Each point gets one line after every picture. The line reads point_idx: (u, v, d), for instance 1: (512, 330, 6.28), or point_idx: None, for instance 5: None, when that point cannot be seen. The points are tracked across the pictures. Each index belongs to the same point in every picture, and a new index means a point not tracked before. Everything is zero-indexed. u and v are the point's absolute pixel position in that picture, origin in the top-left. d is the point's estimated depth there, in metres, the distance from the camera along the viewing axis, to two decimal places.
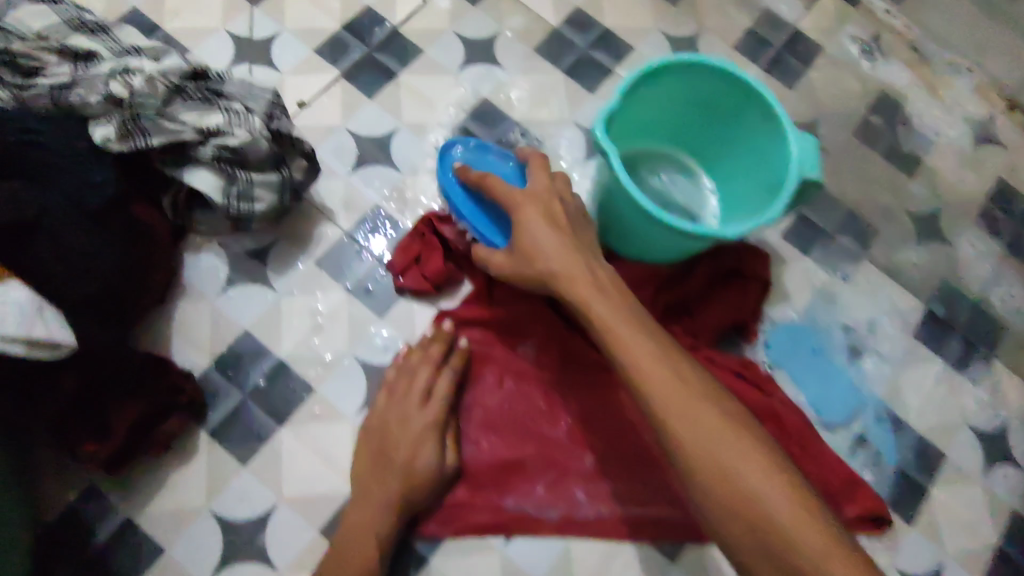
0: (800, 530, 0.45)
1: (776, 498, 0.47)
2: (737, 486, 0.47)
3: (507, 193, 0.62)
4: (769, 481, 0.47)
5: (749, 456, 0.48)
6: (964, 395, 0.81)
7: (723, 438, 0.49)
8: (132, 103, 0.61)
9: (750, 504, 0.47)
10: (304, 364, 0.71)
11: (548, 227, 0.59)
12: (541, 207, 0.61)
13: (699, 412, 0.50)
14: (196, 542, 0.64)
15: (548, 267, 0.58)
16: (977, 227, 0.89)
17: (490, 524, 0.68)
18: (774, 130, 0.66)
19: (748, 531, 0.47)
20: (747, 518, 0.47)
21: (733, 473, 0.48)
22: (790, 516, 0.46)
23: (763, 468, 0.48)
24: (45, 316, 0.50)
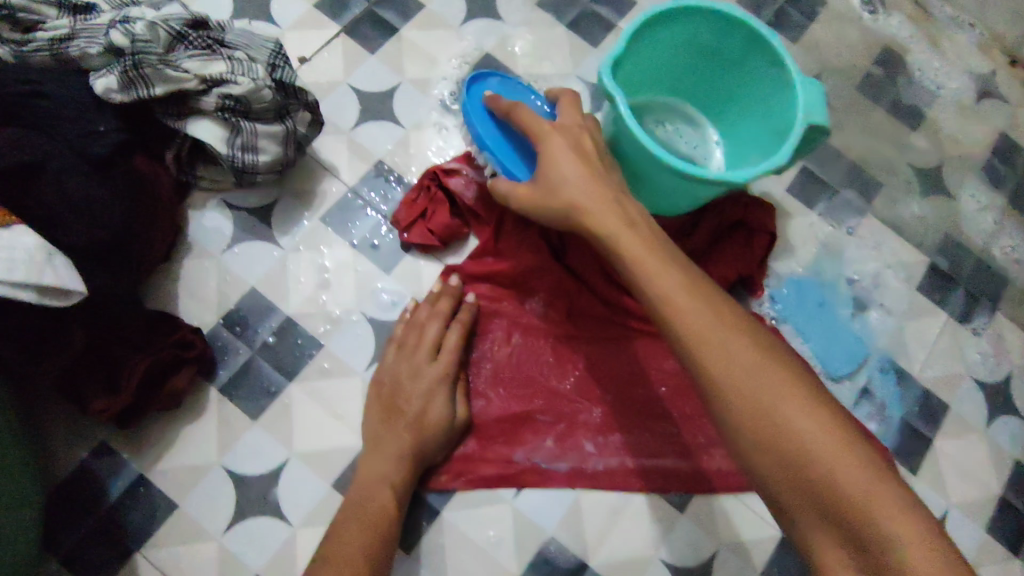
0: (822, 444, 0.42)
1: (797, 413, 0.43)
2: (757, 402, 0.44)
3: (535, 123, 0.59)
4: (791, 396, 0.44)
5: (771, 371, 0.45)
6: (967, 346, 0.82)
7: (759, 370, 0.45)
8: (133, 50, 0.59)
9: (769, 419, 0.44)
10: (312, 321, 0.70)
11: (574, 158, 0.56)
12: (570, 140, 0.58)
13: (732, 343, 0.46)
14: (208, 497, 0.64)
15: (571, 198, 0.55)
16: (980, 181, 0.89)
17: (500, 476, 0.68)
18: (779, 76, 0.66)
19: (766, 447, 0.43)
20: (784, 453, 0.43)
21: (769, 407, 0.44)
22: (812, 432, 0.43)
23: (785, 383, 0.44)
24: (54, 262, 0.49)
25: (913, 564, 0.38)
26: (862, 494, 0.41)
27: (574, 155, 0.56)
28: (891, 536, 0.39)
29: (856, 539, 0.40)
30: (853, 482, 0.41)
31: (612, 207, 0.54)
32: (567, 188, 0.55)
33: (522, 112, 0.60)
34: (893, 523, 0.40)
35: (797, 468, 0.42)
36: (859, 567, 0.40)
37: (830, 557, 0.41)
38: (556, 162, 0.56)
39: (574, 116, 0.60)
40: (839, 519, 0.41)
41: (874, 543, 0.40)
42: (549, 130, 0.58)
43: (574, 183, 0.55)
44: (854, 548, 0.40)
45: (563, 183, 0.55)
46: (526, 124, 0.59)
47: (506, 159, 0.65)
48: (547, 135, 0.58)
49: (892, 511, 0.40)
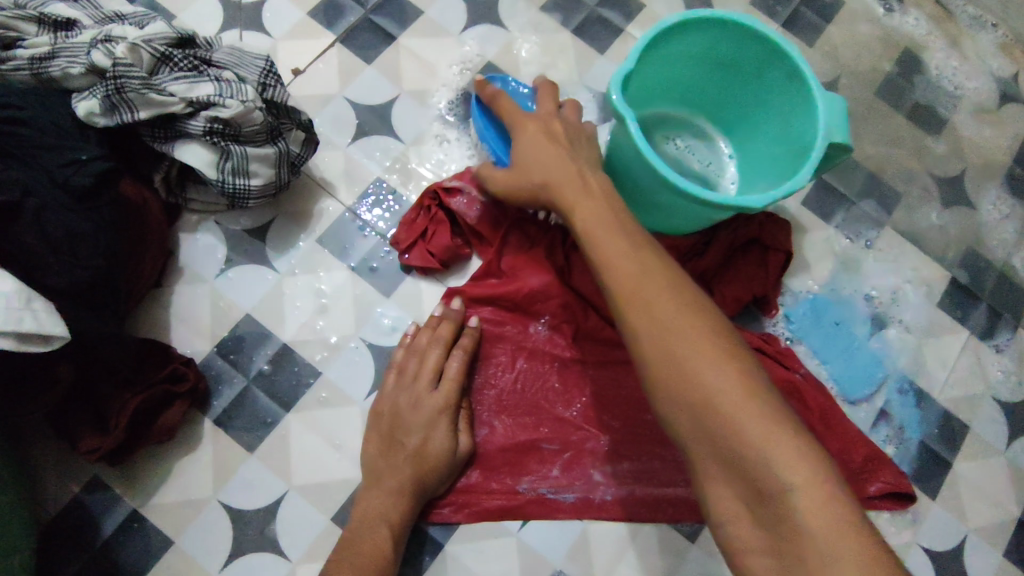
0: (727, 394, 0.41)
1: (707, 363, 0.42)
2: (671, 353, 0.43)
3: (511, 113, 0.60)
4: (705, 347, 0.43)
5: (688, 322, 0.44)
6: (988, 365, 0.79)
7: (676, 320, 0.44)
8: (115, 73, 0.55)
9: (681, 372, 0.43)
10: (309, 347, 0.68)
11: (543, 141, 0.56)
12: (541, 126, 0.58)
13: (654, 294, 0.45)
14: (204, 534, 0.63)
15: (541, 177, 0.55)
16: (1003, 190, 0.85)
17: (505, 508, 0.66)
18: (799, 91, 0.62)
19: (678, 399, 0.43)
20: (690, 401, 0.42)
21: (680, 357, 0.43)
22: (722, 384, 0.42)
23: (701, 337, 0.43)
24: (33, 305, 0.46)
25: (805, 515, 0.38)
26: (763, 445, 0.40)
27: (544, 138, 0.57)
28: (787, 485, 0.39)
29: (754, 488, 0.40)
30: (754, 433, 0.40)
31: (569, 173, 0.54)
32: (537, 169, 0.56)
33: (503, 102, 0.61)
34: (790, 471, 0.39)
35: (705, 420, 0.42)
36: (756, 517, 0.40)
37: (729, 507, 0.41)
38: (526, 146, 0.57)
39: (550, 105, 0.60)
40: (740, 469, 0.40)
41: (769, 491, 0.39)
42: (524, 120, 0.59)
43: (541, 160, 0.56)
44: (752, 498, 0.40)
45: (531, 163, 0.56)
46: (503, 113, 0.60)
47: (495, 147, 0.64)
48: (521, 124, 0.58)
49: (790, 461, 0.39)
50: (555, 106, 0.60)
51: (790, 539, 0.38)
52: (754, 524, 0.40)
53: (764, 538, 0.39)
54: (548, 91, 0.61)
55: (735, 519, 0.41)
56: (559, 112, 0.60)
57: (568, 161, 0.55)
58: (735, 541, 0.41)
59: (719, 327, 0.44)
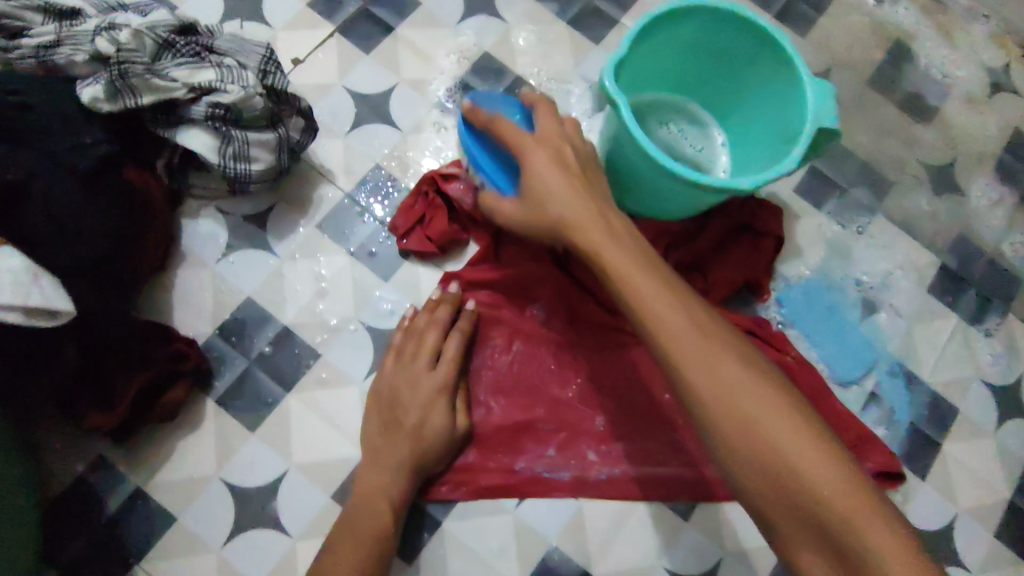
0: (800, 457, 0.42)
1: (776, 426, 0.43)
2: (738, 416, 0.44)
3: (516, 136, 0.57)
4: (771, 406, 0.44)
5: (751, 383, 0.45)
6: (978, 348, 0.80)
7: (737, 381, 0.45)
8: (119, 59, 0.57)
9: (750, 432, 0.44)
10: (309, 330, 0.69)
11: (558, 174, 0.54)
12: (551, 152, 0.56)
13: (714, 356, 0.46)
14: (207, 511, 0.64)
15: (560, 213, 0.53)
16: (993, 178, 0.87)
17: (502, 486, 0.67)
18: (788, 77, 0.63)
19: (751, 464, 0.43)
20: (764, 467, 0.43)
21: (748, 421, 0.44)
22: (791, 442, 0.43)
23: (762, 395, 0.44)
24: (41, 282, 0.48)
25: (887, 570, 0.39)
26: (844, 508, 0.41)
27: (556, 167, 0.55)
28: (866, 543, 0.40)
29: (834, 545, 0.41)
30: (830, 493, 0.41)
31: (596, 219, 0.52)
32: (554, 205, 0.53)
33: (503, 126, 0.58)
34: (873, 533, 0.40)
35: (778, 479, 0.43)
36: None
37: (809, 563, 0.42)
38: (539, 176, 0.55)
39: (553, 122, 0.58)
40: (818, 527, 0.41)
41: (853, 551, 0.40)
42: (531, 144, 0.56)
43: (561, 198, 0.53)
44: (833, 555, 0.41)
45: (549, 200, 0.54)
46: (505, 138, 0.58)
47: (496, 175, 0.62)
48: (529, 150, 0.56)
49: (866, 518, 0.40)
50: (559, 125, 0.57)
51: None
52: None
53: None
54: (550, 108, 0.59)
55: (812, 572, 0.42)
56: (565, 132, 0.57)
57: (586, 198, 0.53)
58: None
59: (776, 381, 0.46)
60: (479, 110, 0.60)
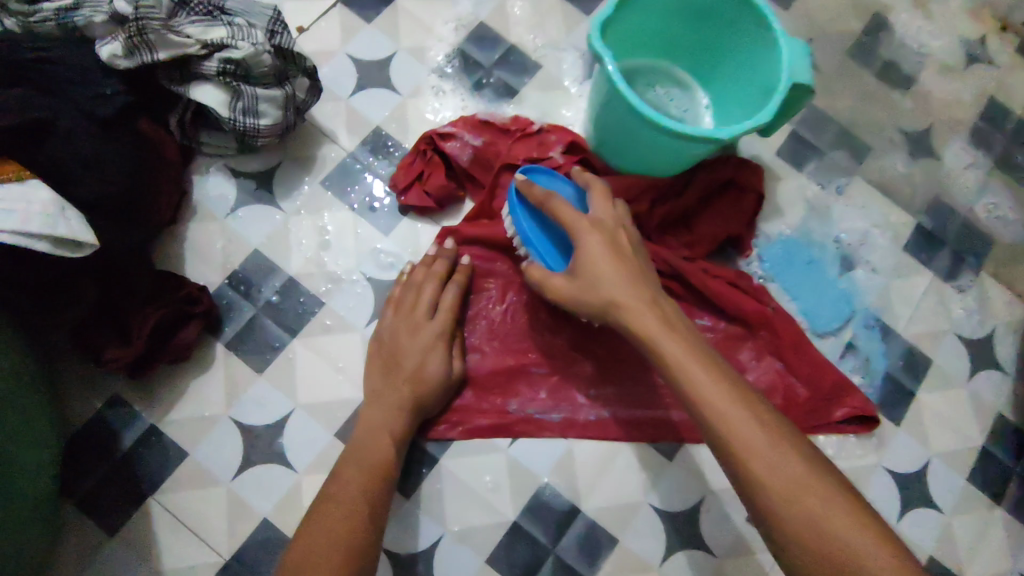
0: (864, 550, 0.44)
1: (840, 521, 0.45)
2: (799, 508, 0.46)
3: (571, 217, 0.60)
4: (827, 496, 0.46)
5: (811, 475, 0.47)
6: (952, 304, 0.84)
7: (797, 474, 0.47)
8: (137, 16, 0.61)
9: (807, 521, 0.45)
10: (314, 280, 0.73)
11: (608, 255, 0.57)
12: (605, 235, 0.59)
13: (775, 449, 0.47)
14: (217, 446, 0.68)
15: (610, 294, 0.56)
16: (966, 143, 0.91)
17: (496, 427, 0.71)
18: (765, 36, 0.67)
19: (815, 557, 0.45)
20: (830, 559, 0.44)
21: (812, 516, 0.45)
22: (853, 534, 0.44)
23: (818, 486, 0.46)
24: (67, 215, 0.52)
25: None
26: None
27: (609, 250, 0.58)
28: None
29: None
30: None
31: (650, 306, 0.55)
32: (605, 286, 0.56)
33: (558, 206, 0.60)
34: None
35: (839, 567, 0.44)
36: None
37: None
38: (591, 256, 0.58)
39: (609, 209, 0.61)
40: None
41: None
42: (586, 227, 0.59)
43: (613, 278, 0.56)
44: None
45: (600, 279, 0.57)
46: (560, 218, 0.60)
47: (540, 247, 0.65)
48: (584, 231, 0.59)
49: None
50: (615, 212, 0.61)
51: None
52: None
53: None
54: (604, 195, 0.62)
55: None
56: (618, 218, 0.61)
57: (639, 285, 0.56)
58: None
59: (834, 477, 0.47)
60: (536, 186, 0.62)
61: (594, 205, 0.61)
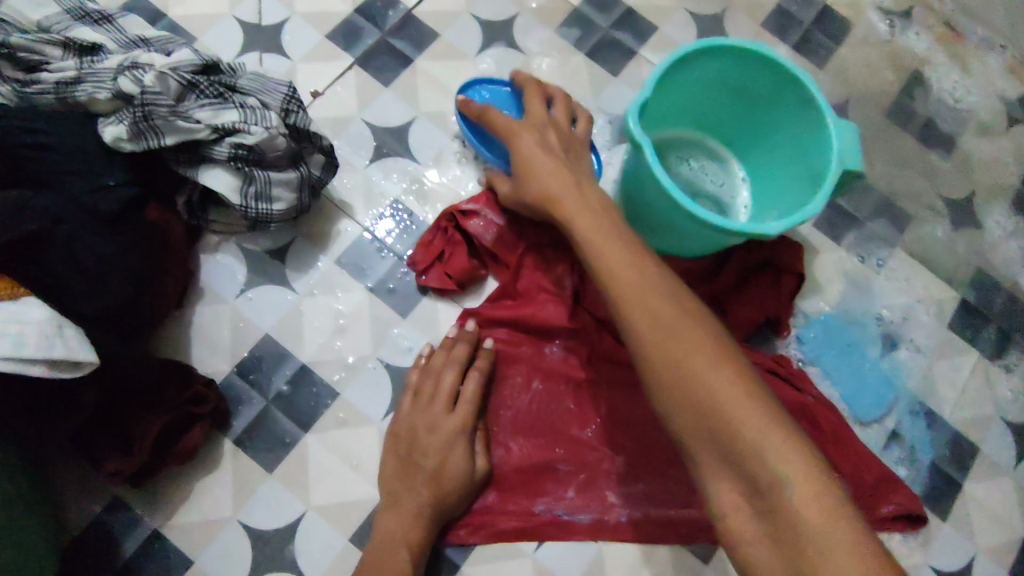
0: (719, 388, 0.44)
1: (702, 364, 0.45)
2: (665, 349, 0.47)
3: (504, 124, 0.62)
4: (709, 356, 0.45)
5: (685, 324, 0.47)
6: (998, 386, 0.79)
7: (674, 324, 0.47)
8: (143, 100, 0.56)
9: (685, 380, 0.45)
10: (327, 369, 0.69)
11: (541, 152, 0.60)
12: (537, 135, 0.61)
13: (656, 303, 0.49)
14: (224, 553, 0.63)
15: (546, 189, 0.58)
16: (1010, 209, 0.86)
17: (522, 530, 0.66)
18: (812, 118, 0.63)
19: (674, 393, 0.45)
20: (686, 396, 0.45)
21: (678, 358, 0.46)
22: (726, 391, 0.44)
23: (703, 349, 0.46)
24: (65, 334, 0.49)
25: (797, 505, 0.40)
26: (757, 439, 0.42)
27: (541, 148, 0.60)
28: (782, 476, 0.41)
29: (752, 480, 0.42)
30: (757, 434, 0.42)
31: (573, 190, 0.57)
32: (541, 180, 0.58)
33: (491, 113, 0.63)
34: (784, 466, 0.41)
35: (709, 423, 0.44)
36: (753, 508, 0.42)
37: (729, 499, 0.43)
38: (527, 156, 0.60)
39: (540, 110, 0.63)
40: (735, 461, 0.42)
41: (766, 483, 0.41)
42: (519, 128, 0.61)
43: (547, 175, 0.58)
44: (749, 489, 0.42)
45: (537, 176, 0.59)
46: (495, 124, 0.63)
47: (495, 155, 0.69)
48: (515, 134, 0.61)
49: (785, 456, 0.41)
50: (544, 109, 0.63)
51: (786, 529, 0.40)
52: (750, 514, 0.42)
53: (761, 528, 0.41)
54: (536, 99, 0.64)
55: (729, 505, 0.43)
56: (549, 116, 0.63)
57: (570, 175, 0.58)
58: (734, 531, 0.42)
59: (710, 328, 0.48)
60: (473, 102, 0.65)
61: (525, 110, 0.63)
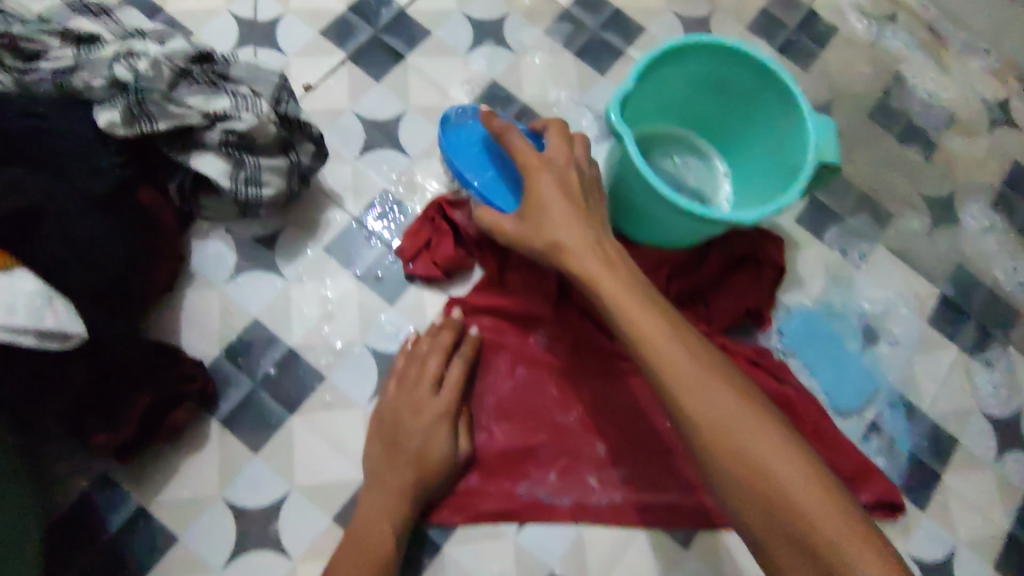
0: (781, 474, 0.47)
1: (761, 450, 0.48)
2: (724, 436, 0.49)
3: (525, 155, 0.59)
4: (765, 441, 0.48)
5: (740, 408, 0.49)
6: (978, 380, 0.81)
7: (730, 408, 0.49)
8: (137, 87, 0.59)
9: (749, 467, 0.48)
10: (315, 353, 0.70)
11: (558, 195, 0.57)
12: (556, 175, 0.58)
13: (708, 387, 0.50)
14: (208, 530, 0.64)
15: (557, 236, 0.57)
16: (989, 208, 0.88)
17: (502, 512, 0.67)
18: (790, 113, 0.65)
19: (740, 481, 0.48)
20: (753, 486, 0.47)
21: (740, 447, 0.48)
22: (786, 475, 0.47)
23: (759, 430, 0.49)
24: (54, 305, 0.51)
25: None
26: (824, 527, 0.45)
27: (561, 193, 0.58)
28: (850, 560, 0.44)
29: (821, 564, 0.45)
30: (822, 521, 0.45)
31: (593, 250, 0.56)
32: (553, 225, 0.57)
33: (513, 139, 0.60)
34: (852, 551, 0.44)
35: (776, 510, 0.47)
36: None
37: None
38: (543, 196, 0.58)
39: (563, 150, 0.60)
40: (804, 547, 0.45)
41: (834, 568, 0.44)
42: (538, 163, 0.59)
43: (561, 222, 0.57)
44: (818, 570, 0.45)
45: (551, 222, 0.57)
46: (514, 151, 0.60)
47: (488, 190, 0.65)
48: (535, 169, 0.58)
49: (851, 541, 0.44)
50: (569, 150, 0.60)
51: None
52: None
53: None
54: (557, 136, 0.61)
55: None
56: (571, 156, 0.61)
57: (577, 219, 0.57)
58: None
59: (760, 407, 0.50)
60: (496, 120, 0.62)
61: (548, 145, 0.61)
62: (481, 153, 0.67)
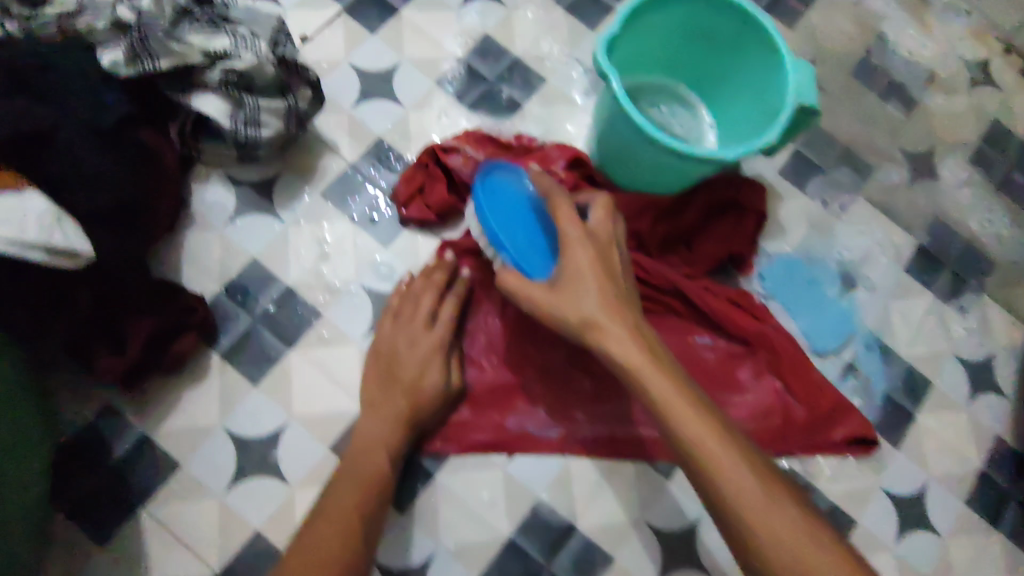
0: (773, 518, 0.49)
1: (754, 494, 0.50)
2: (721, 481, 0.50)
3: (568, 225, 0.58)
4: (757, 486, 0.50)
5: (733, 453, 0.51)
6: (953, 325, 0.84)
7: (725, 453, 0.51)
8: (140, 24, 0.62)
9: (743, 511, 0.49)
10: (312, 292, 0.73)
11: (587, 256, 0.57)
12: (597, 251, 0.58)
13: (705, 431, 0.51)
14: (209, 457, 0.67)
15: (586, 307, 0.55)
16: (967, 163, 0.90)
17: (492, 442, 0.70)
18: (772, 59, 0.68)
19: (735, 523, 0.49)
20: (749, 530, 0.49)
21: (733, 492, 0.50)
22: (777, 518, 0.49)
23: (749, 474, 0.50)
24: (62, 225, 0.54)
25: None
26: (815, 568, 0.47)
27: (591, 259, 0.57)
28: None
29: None
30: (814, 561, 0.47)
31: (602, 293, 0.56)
32: (582, 295, 0.56)
33: (560, 205, 0.59)
34: None
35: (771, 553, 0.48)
36: None
37: None
38: (576, 266, 0.56)
39: (606, 226, 0.60)
40: None
41: None
42: (578, 234, 0.58)
43: (581, 280, 0.56)
44: None
45: (574, 282, 0.56)
46: (559, 215, 0.59)
47: (519, 258, 0.62)
48: (575, 242, 0.57)
49: None
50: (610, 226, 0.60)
51: None
52: None
53: None
54: (602, 210, 0.60)
55: None
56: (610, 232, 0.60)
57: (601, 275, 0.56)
58: None
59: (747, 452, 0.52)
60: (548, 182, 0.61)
61: (594, 217, 0.60)
62: (513, 215, 0.65)
